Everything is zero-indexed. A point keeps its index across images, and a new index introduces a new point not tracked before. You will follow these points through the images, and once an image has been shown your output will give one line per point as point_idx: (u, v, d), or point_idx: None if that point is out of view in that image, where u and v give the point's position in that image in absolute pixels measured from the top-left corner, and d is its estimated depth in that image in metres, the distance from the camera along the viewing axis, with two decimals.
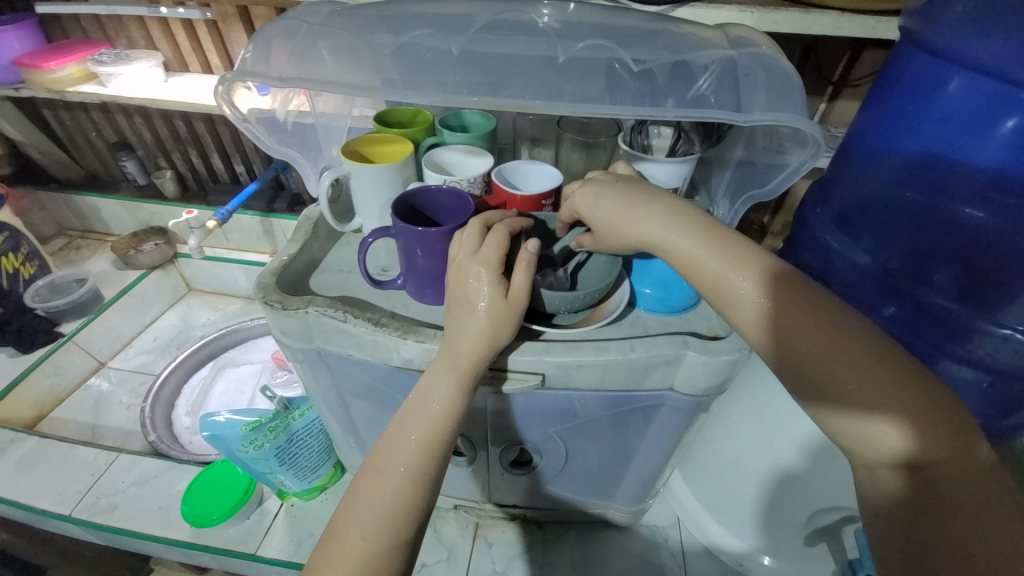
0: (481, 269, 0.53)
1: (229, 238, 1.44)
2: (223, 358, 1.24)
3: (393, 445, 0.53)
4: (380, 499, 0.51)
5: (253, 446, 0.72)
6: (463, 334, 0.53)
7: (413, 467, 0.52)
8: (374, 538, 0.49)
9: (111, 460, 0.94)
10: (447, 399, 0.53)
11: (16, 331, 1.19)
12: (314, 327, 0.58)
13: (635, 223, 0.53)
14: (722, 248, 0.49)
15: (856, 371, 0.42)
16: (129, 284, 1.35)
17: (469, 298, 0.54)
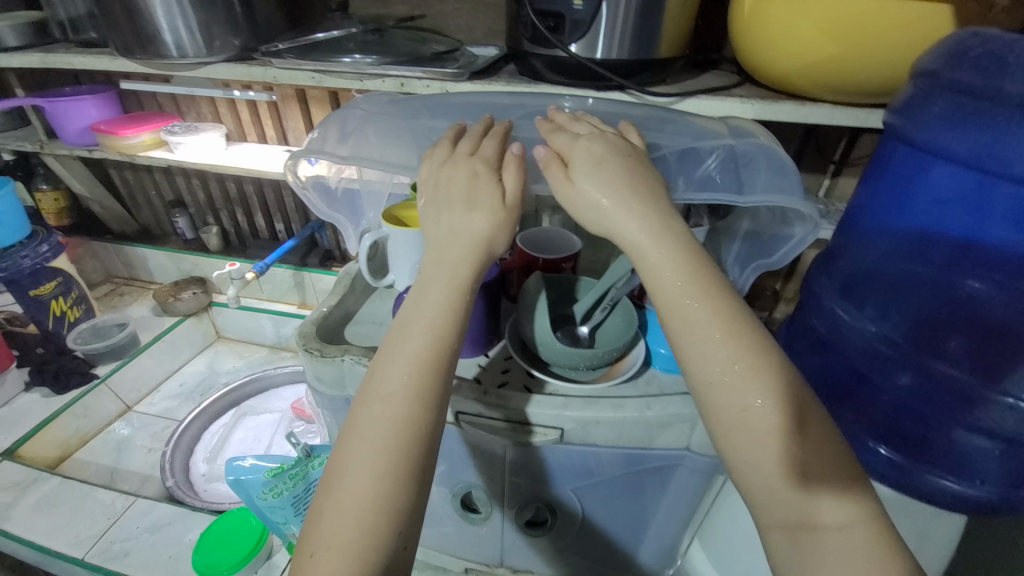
0: (479, 168, 0.59)
1: (263, 288, 1.52)
2: (245, 406, 1.27)
3: (390, 368, 0.53)
4: (384, 422, 0.50)
5: (272, 493, 0.74)
6: (461, 234, 0.58)
7: (420, 382, 0.52)
8: (382, 463, 0.48)
9: (128, 504, 0.95)
10: (448, 310, 0.55)
11: (54, 372, 1.24)
12: (348, 374, 0.62)
13: (603, 158, 0.57)
14: (714, 296, 0.52)
15: (810, 430, 0.48)
16: (165, 330, 1.43)
17: (471, 200, 0.59)
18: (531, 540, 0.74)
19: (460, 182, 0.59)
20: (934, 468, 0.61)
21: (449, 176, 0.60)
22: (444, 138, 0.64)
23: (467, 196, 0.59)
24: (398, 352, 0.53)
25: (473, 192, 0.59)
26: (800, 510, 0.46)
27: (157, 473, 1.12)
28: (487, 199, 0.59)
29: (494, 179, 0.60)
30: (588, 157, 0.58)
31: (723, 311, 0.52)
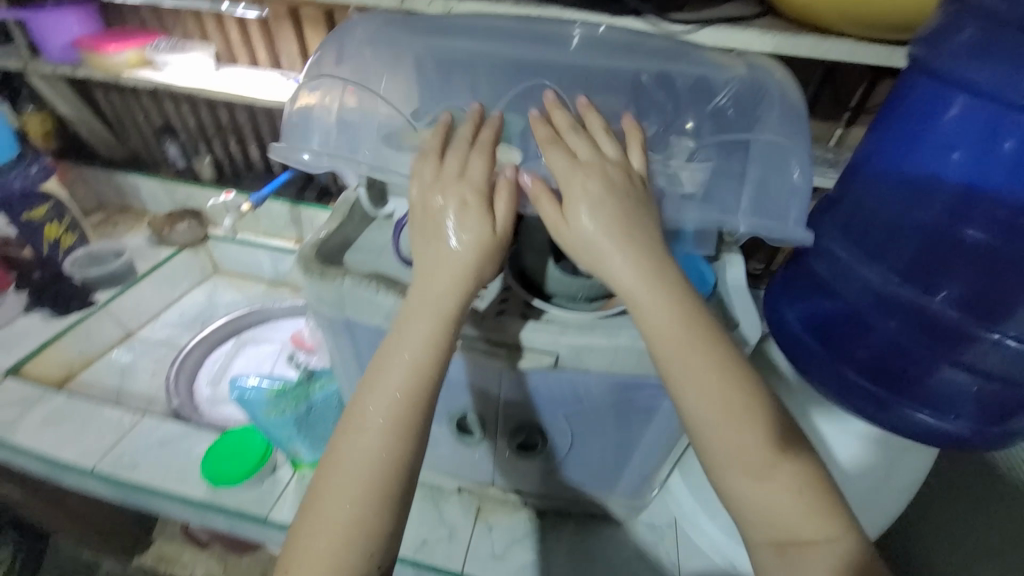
0: (469, 199, 0.60)
1: (260, 223, 1.51)
2: (246, 335, 1.29)
3: (373, 398, 0.56)
4: (367, 451, 0.55)
5: (275, 411, 0.78)
6: (445, 266, 0.58)
7: (398, 414, 0.56)
8: (366, 487, 0.54)
9: (135, 422, 0.99)
10: (429, 342, 0.57)
11: (53, 296, 1.24)
12: (348, 297, 0.63)
13: (592, 200, 0.58)
14: (692, 338, 0.56)
15: (779, 464, 0.54)
16: (162, 260, 1.42)
17: (456, 233, 0.59)
18: (522, 463, 0.79)
19: (451, 211, 0.59)
20: (917, 405, 0.63)
21: (440, 203, 0.60)
22: (437, 141, 0.64)
23: (456, 229, 0.59)
24: (380, 383, 0.57)
25: (462, 225, 0.59)
26: (781, 531, 0.54)
27: (162, 395, 1.15)
28: (477, 232, 0.59)
29: (484, 209, 0.60)
30: (581, 196, 0.58)
31: (702, 357, 0.56)
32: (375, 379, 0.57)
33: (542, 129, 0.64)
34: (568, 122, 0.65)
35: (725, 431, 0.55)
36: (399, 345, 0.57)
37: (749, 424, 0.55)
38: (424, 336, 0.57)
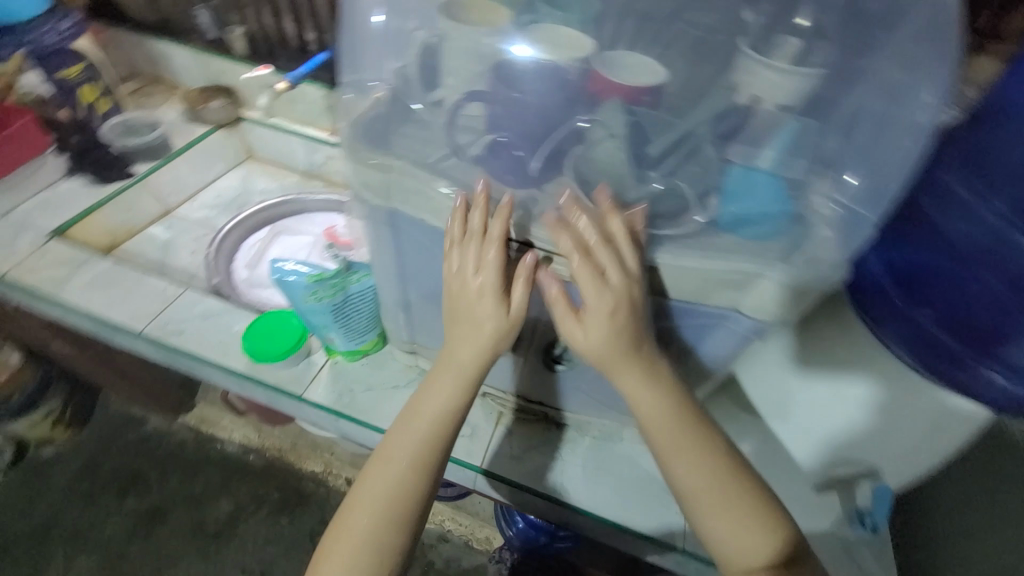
0: (484, 296, 0.62)
1: (294, 108, 1.43)
2: (280, 225, 1.28)
3: (402, 439, 0.70)
4: (390, 481, 0.68)
5: (313, 297, 0.78)
6: (466, 345, 0.66)
7: (418, 457, 0.69)
8: (389, 508, 0.68)
9: (178, 293, 1.02)
10: (451, 400, 0.69)
11: (95, 162, 1.23)
12: (395, 184, 0.60)
13: (609, 319, 0.58)
14: (685, 426, 0.65)
15: (748, 533, 0.64)
16: (197, 137, 1.39)
17: (476, 320, 0.64)
18: (550, 377, 0.79)
19: (471, 301, 0.63)
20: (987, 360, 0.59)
21: (462, 294, 0.64)
22: (456, 230, 0.60)
23: (477, 319, 0.64)
24: (410, 428, 0.70)
25: (479, 315, 0.64)
26: None
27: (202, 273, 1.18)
28: (494, 320, 0.64)
29: (500, 300, 0.63)
30: (598, 319, 0.59)
31: (690, 447, 0.65)
32: (401, 431, 0.70)
33: (564, 235, 0.56)
34: (593, 230, 0.56)
35: (711, 503, 0.64)
36: (423, 406, 0.70)
37: (731, 501, 0.64)
38: (446, 393, 0.69)
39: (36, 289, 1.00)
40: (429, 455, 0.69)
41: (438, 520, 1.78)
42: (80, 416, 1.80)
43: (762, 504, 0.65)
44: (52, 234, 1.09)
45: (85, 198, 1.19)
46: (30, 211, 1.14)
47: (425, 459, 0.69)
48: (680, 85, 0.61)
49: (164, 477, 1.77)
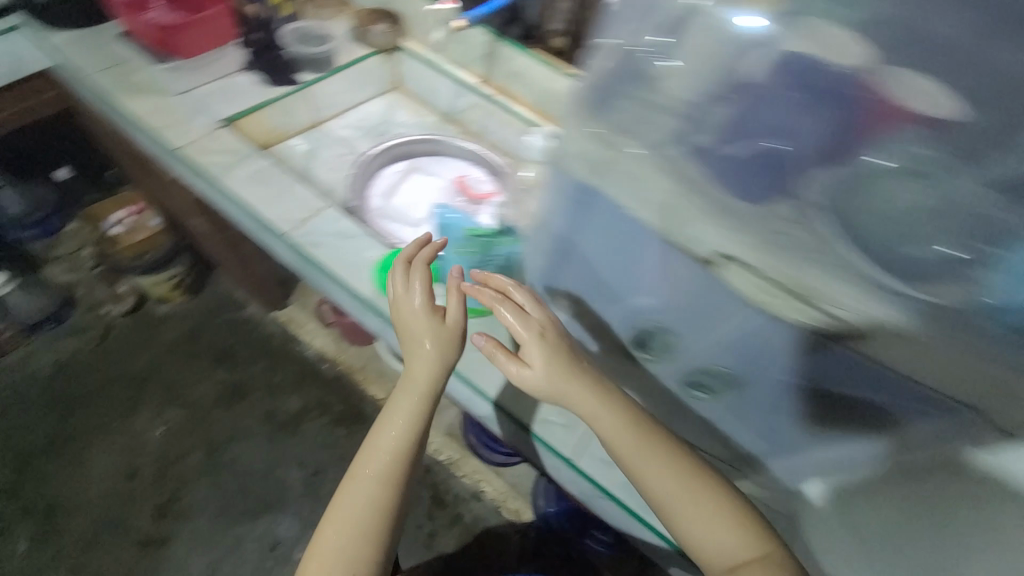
0: (423, 322, 0.78)
1: (452, 48, 1.42)
2: (417, 161, 1.30)
3: (371, 456, 0.78)
4: (361, 496, 0.76)
5: (461, 246, 0.89)
6: (420, 364, 0.78)
7: (383, 471, 0.77)
8: (365, 519, 0.75)
9: (322, 206, 1.06)
10: (411, 409, 0.79)
11: (272, 65, 1.29)
12: (612, 165, 0.55)
13: (538, 339, 0.72)
14: (651, 445, 0.70)
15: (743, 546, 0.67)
16: (358, 57, 1.41)
17: (419, 343, 0.78)
18: None
19: (420, 326, 0.78)
20: None
21: (406, 310, 0.79)
22: (399, 288, 0.80)
23: (426, 341, 0.78)
24: (379, 440, 0.79)
25: (442, 350, 0.78)
26: None
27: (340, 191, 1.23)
28: (431, 331, 0.78)
29: (450, 324, 0.78)
30: (536, 347, 0.72)
31: (648, 459, 0.70)
32: (373, 452, 0.78)
33: (486, 292, 0.76)
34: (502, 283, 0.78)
35: (680, 511, 0.69)
36: (384, 431, 0.79)
37: (705, 518, 0.68)
38: (406, 409, 0.78)
39: (206, 170, 1.08)
40: (398, 456, 0.78)
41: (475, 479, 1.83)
42: (194, 285, 1.99)
43: (745, 515, 0.69)
44: (225, 121, 1.15)
45: (254, 94, 1.25)
46: (208, 95, 1.21)
47: (393, 458, 0.78)
48: (999, 119, 0.44)
49: (249, 360, 1.94)
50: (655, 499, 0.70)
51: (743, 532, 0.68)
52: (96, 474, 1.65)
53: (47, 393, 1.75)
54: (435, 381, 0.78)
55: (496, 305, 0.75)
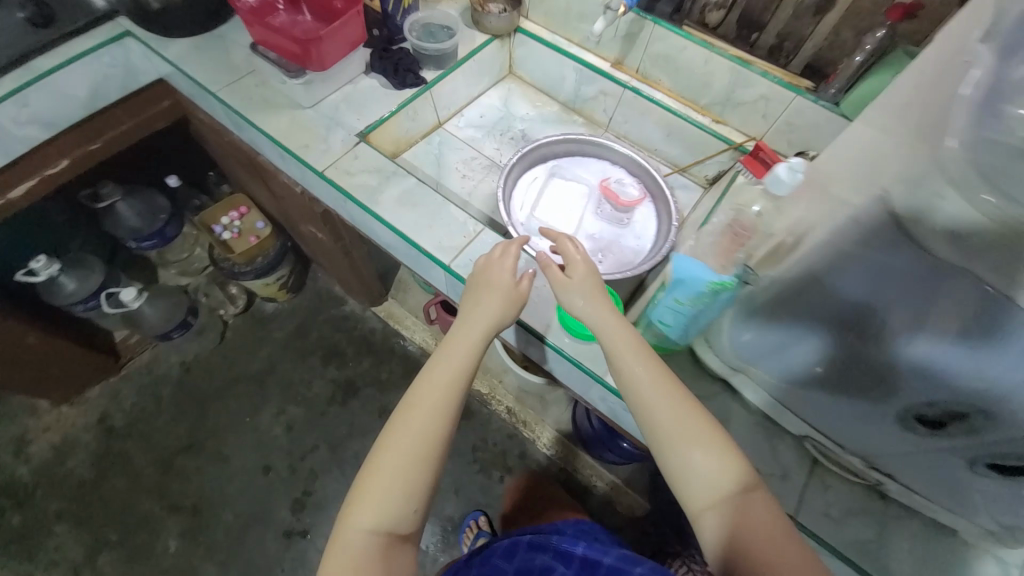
0: (500, 278, 0.89)
1: (581, 27, 1.27)
2: (553, 165, 1.19)
3: (423, 389, 0.83)
4: (412, 430, 0.79)
5: (686, 300, 0.75)
6: (477, 306, 0.87)
7: (433, 407, 0.81)
8: (410, 447, 0.79)
9: (480, 231, 0.99)
10: (468, 354, 0.86)
11: (394, 63, 1.16)
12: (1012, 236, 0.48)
13: (601, 300, 0.83)
14: (699, 419, 0.74)
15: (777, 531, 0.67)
16: (478, 44, 1.27)
17: (488, 283, 0.89)
18: (947, 468, 0.66)
19: (507, 284, 0.88)
20: None
21: (491, 275, 0.89)
22: (494, 257, 0.91)
23: (495, 298, 0.88)
24: (432, 378, 0.84)
25: (506, 305, 0.88)
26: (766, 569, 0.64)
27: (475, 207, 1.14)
28: (500, 287, 0.88)
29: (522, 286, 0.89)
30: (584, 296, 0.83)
31: (650, 384, 0.76)
32: (428, 380, 0.84)
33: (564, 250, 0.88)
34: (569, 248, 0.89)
35: (684, 443, 0.73)
36: (445, 364, 0.85)
37: (701, 451, 0.72)
38: (464, 352, 0.86)
39: (353, 194, 1.01)
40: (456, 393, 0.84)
41: (585, 474, 1.84)
42: (295, 284, 2.01)
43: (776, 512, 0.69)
44: (361, 136, 1.07)
45: (381, 100, 1.15)
46: (336, 105, 1.13)
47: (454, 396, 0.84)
48: None
49: (356, 357, 1.97)
50: (653, 425, 0.75)
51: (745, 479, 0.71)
52: (234, 471, 1.75)
53: (179, 394, 1.84)
54: (492, 328, 0.88)
55: (577, 273, 0.86)
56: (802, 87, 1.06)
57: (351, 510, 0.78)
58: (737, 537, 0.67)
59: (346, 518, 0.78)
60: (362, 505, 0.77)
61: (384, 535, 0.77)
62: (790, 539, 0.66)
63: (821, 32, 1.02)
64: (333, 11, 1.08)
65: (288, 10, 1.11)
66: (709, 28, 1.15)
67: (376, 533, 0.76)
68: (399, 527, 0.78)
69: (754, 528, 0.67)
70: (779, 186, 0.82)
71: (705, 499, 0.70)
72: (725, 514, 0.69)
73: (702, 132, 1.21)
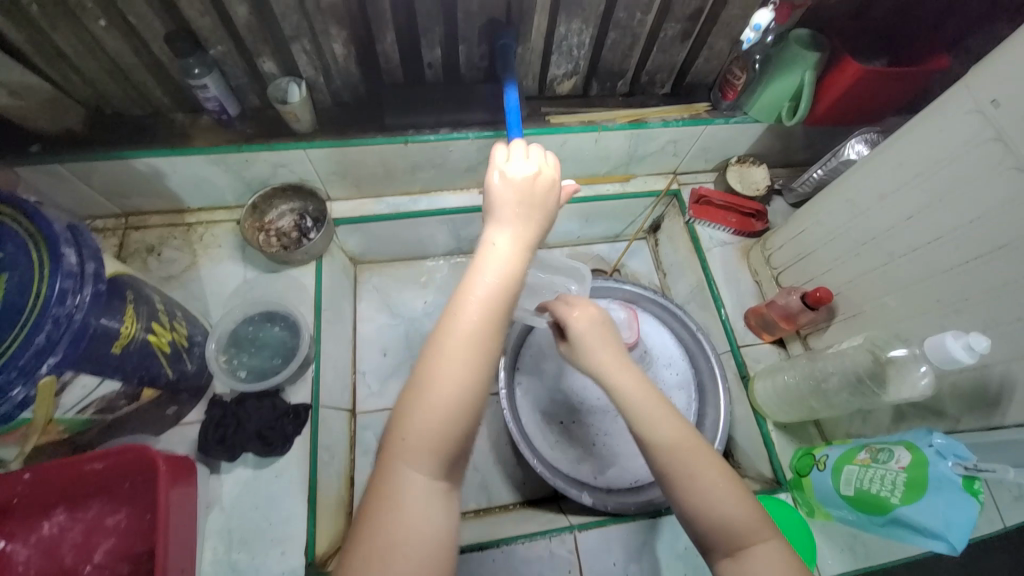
0: (544, 185, 0.53)
1: (416, 178, 0.91)
2: (536, 372, 0.88)
3: (473, 287, 0.47)
4: (467, 336, 0.45)
5: (897, 496, 0.58)
6: (508, 200, 0.51)
7: (483, 342, 0.45)
8: (453, 388, 0.43)
9: (575, 545, 0.72)
10: (519, 258, 0.50)
11: (254, 432, 0.71)
12: None
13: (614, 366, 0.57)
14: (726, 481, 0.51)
15: None
16: (315, 288, 0.85)
17: (526, 188, 0.52)
18: None
19: (537, 193, 0.52)
20: None
21: (531, 194, 0.52)
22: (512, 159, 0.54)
23: (524, 213, 0.51)
24: (480, 280, 0.47)
25: (545, 204, 0.53)
26: None
27: (552, 485, 0.77)
28: (536, 188, 0.52)
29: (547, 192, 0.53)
30: (587, 338, 0.60)
31: (661, 426, 0.53)
32: (467, 290, 0.46)
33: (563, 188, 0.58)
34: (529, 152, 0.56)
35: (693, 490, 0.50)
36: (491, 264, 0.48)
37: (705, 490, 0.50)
38: (510, 261, 0.49)
39: None
40: (514, 294, 0.48)
41: None
42: None
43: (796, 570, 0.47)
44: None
45: (282, 490, 0.71)
46: (232, 561, 0.67)
47: (511, 298, 0.48)
48: None
49: None
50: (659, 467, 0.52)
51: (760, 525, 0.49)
52: None
53: None
54: (538, 218, 0.52)
55: (591, 355, 0.59)
56: (702, 113, 0.90)
57: (394, 460, 0.43)
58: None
59: (386, 472, 0.42)
60: (414, 446, 0.43)
61: (440, 474, 0.43)
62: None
63: (691, 53, 0.85)
64: (92, 477, 0.59)
65: (15, 545, 0.59)
66: (565, 100, 0.90)
67: (430, 473, 0.43)
68: (456, 471, 0.45)
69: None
70: (946, 361, 0.53)
71: (712, 542, 0.50)
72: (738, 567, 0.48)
73: (623, 200, 1.01)
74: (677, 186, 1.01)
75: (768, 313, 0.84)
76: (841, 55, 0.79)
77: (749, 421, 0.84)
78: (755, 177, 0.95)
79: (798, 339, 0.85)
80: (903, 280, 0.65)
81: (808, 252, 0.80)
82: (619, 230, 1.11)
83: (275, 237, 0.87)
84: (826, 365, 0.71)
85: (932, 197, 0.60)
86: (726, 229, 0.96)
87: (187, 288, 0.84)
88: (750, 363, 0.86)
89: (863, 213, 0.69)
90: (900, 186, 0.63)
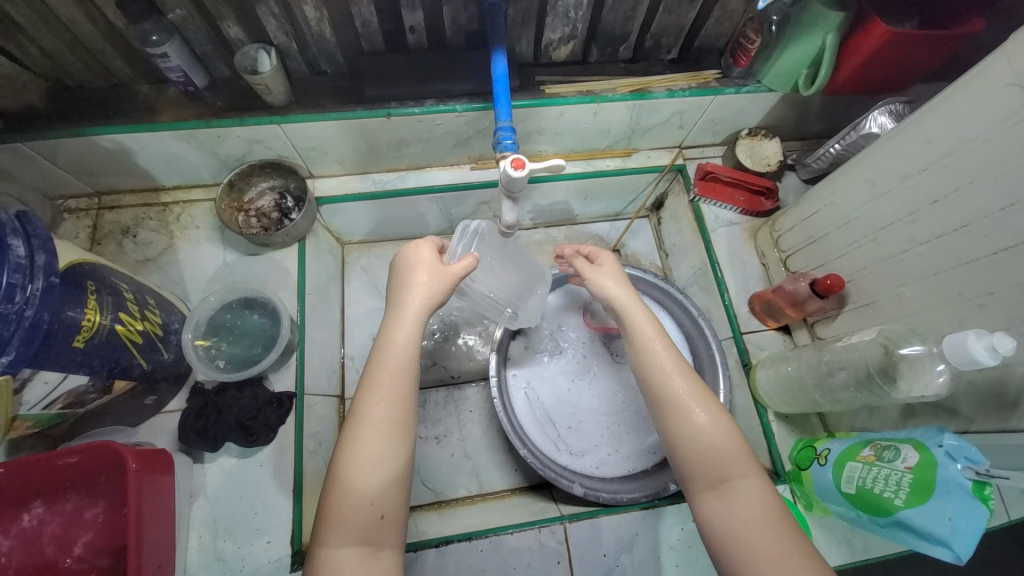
0: (427, 260, 0.61)
1: (402, 154, 0.85)
2: (527, 368, 0.85)
3: (367, 384, 0.54)
4: (367, 429, 0.51)
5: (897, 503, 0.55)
6: (405, 291, 0.59)
7: (387, 422, 0.52)
8: (361, 475, 0.50)
9: (565, 536, 0.70)
10: (410, 339, 0.56)
11: (234, 423, 0.69)
12: None
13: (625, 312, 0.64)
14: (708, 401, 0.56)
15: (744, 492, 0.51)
16: (298, 271, 0.82)
17: (412, 277, 0.60)
18: None
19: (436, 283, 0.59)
20: None
21: (422, 287, 0.59)
22: (412, 255, 0.62)
23: (414, 297, 0.58)
24: (371, 382, 0.54)
25: (446, 282, 0.59)
26: (728, 508, 0.51)
27: (547, 474, 0.74)
28: (423, 273, 0.59)
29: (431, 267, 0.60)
30: (604, 277, 0.67)
31: (655, 358, 0.59)
32: (370, 388, 0.53)
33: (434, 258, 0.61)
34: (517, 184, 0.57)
35: (676, 419, 0.56)
36: (387, 352, 0.55)
37: (694, 422, 0.55)
38: (400, 341, 0.55)
39: None
40: (410, 374, 0.55)
41: None
42: None
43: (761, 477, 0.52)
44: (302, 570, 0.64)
45: (267, 479, 0.70)
46: (217, 550, 0.66)
47: (409, 378, 0.55)
48: None
49: None
50: (654, 396, 0.58)
51: (745, 461, 0.53)
52: None
53: None
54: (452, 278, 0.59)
55: (601, 289, 0.66)
56: (711, 82, 0.82)
57: (317, 547, 0.48)
58: (727, 528, 0.50)
59: (314, 553, 0.48)
60: (330, 528, 0.48)
61: (359, 545, 0.48)
62: (808, 557, 0.47)
63: (700, 13, 0.77)
64: (67, 470, 0.57)
65: None
66: (562, 66, 0.83)
67: (348, 547, 0.48)
68: (377, 540, 0.49)
69: (752, 523, 0.49)
70: (965, 364, 0.49)
71: (694, 477, 0.53)
72: (721, 501, 0.51)
73: (624, 177, 0.95)
74: (682, 161, 0.94)
75: (774, 300, 0.80)
76: (869, 14, 0.70)
77: (750, 410, 0.80)
78: (766, 152, 0.89)
79: (804, 327, 0.80)
80: (924, 269, 0.60)
81: (819, 235, 0.75)
82: (619, 208, 1.06)
83: (256, 219, 0.83)
84: (833, 358, 0.67)
85: (960, 178, 0.54)
86: (732, 208, 0.91)
87: (165, 272, 0.81)
88: (752, 350, 0.82)
89: (883, 195, 0.63)
90: (926, 166, 0.57)
